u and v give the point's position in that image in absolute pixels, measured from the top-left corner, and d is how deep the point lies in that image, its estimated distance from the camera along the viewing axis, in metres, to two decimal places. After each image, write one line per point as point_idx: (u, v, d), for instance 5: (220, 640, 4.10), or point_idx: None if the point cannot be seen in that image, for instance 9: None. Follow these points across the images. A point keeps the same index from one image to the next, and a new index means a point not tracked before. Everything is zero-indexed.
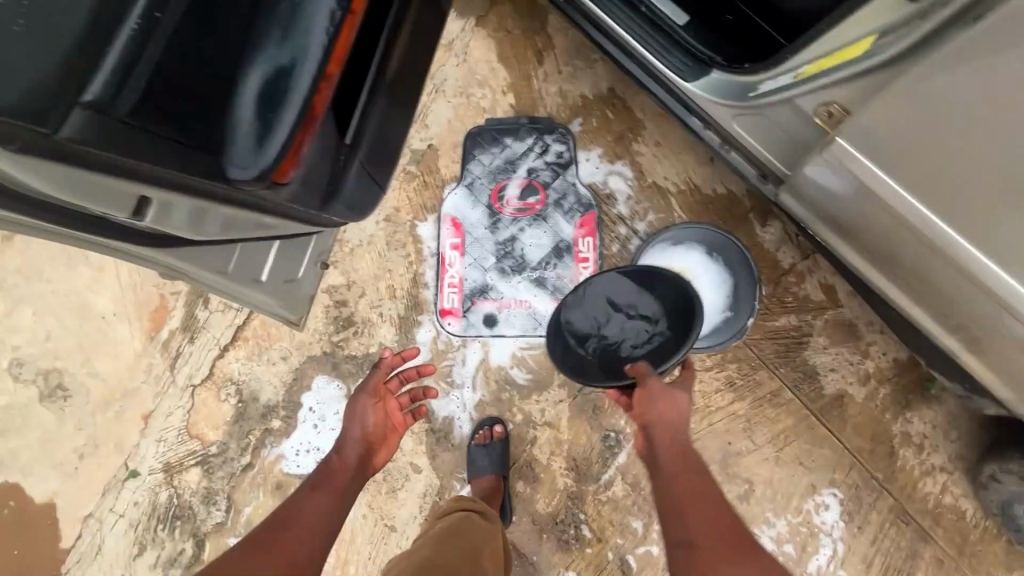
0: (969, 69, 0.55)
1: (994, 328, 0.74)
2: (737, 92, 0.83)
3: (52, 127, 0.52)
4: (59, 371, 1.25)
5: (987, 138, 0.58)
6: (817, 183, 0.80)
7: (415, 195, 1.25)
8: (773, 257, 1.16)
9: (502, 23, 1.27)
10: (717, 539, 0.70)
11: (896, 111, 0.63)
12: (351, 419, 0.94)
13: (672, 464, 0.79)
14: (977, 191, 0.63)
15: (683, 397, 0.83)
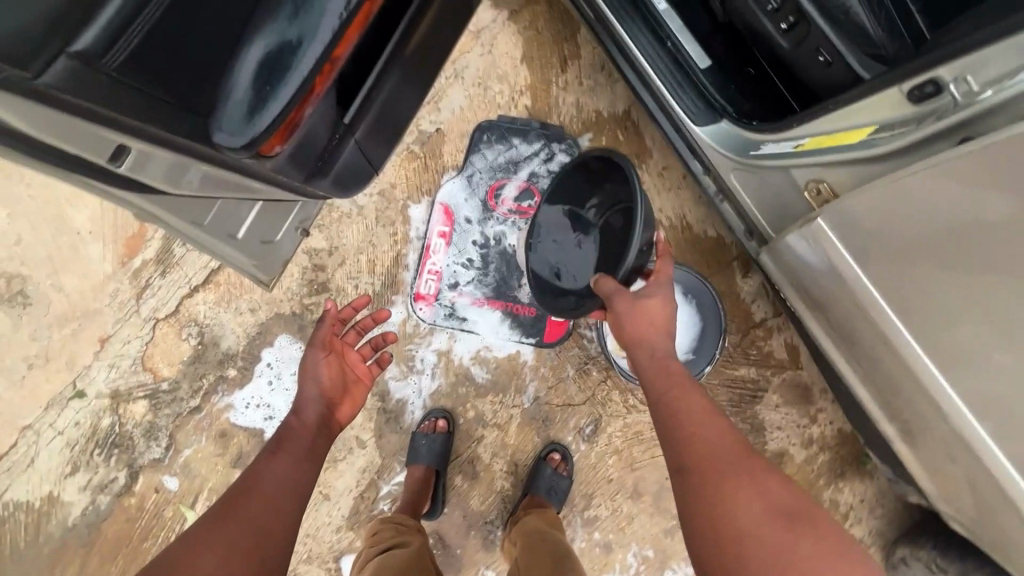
0: (953, 183, 0.59)
1: (930, 427, 0.78)
2: (739, 147, 0.85)
3: (34, 73, 0.53)
4: (23, 279, 1.23)
5: (960, 249, 0.62)
6: (795, 253, 0.83)
7: (413, 175, 1.24)
8: (747, 308, 1.18)
9: (534, 21, 1.26)
10: (709, 454, 0.68)
11: (883, 202, 0.67)
12: (304, 379, 0.93)
13: (657, 377, 0.79)
14: (938, 293, 0.67)
15: (653, 303, 0.82)
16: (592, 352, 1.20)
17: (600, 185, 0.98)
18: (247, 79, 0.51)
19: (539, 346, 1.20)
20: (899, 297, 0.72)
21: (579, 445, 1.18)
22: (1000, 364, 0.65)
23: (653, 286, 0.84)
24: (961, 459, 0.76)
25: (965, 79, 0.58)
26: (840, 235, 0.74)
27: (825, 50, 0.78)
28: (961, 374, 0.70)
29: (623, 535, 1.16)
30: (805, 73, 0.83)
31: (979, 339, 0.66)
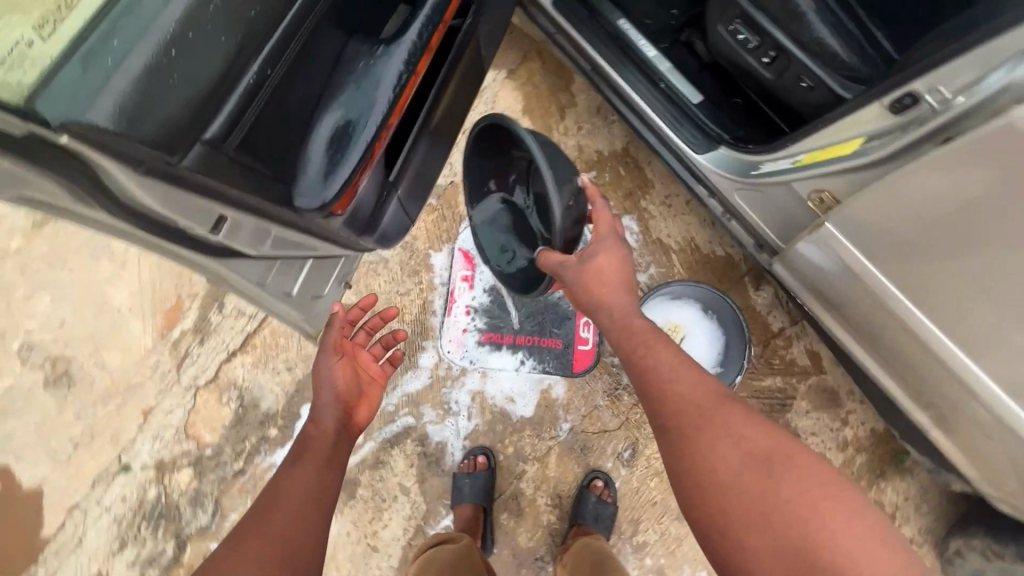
0: (927, 173, 0.66)
1: (960, 408, 0.83)
2: (740, 169, 0.92)
3: (178, 157, 0.51)
4: (67, 359, 1.28)
5: (950, 233, 0.69)
6: (806, 258, 0.90)
7: (433, 226, 1.32)
8: (764, 319, 1.22)
9: (531, 77, 1.37)
10: (684, 409, 0.73)
11: (869, 202, 0.74)
12: (319, 386, 0.93)
13: (614, 336, 0.84)
14: (940, 278, 0.73)
15: (602, 261, 0.85)
16: (620, 377, 1.24)
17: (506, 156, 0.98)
18: (321, 151, 0.60)
19: (568, 376, 1.24)
20: (908, 287, 0.78)
21: (620, 470, 1.20)
22: (1017, 343, 0.70)
23: (599, 241, 0.87)
24: (996, 437, 0.80)
25: (938, 89, 0.65)
26: (846, 236, 0.81)
27: (807, 78, 0.87)
28: (983, 357, 0.75)
29: (674, 559, 1.16)
30: (792, 97, 0.92)
31: (989, 318, 0.71)
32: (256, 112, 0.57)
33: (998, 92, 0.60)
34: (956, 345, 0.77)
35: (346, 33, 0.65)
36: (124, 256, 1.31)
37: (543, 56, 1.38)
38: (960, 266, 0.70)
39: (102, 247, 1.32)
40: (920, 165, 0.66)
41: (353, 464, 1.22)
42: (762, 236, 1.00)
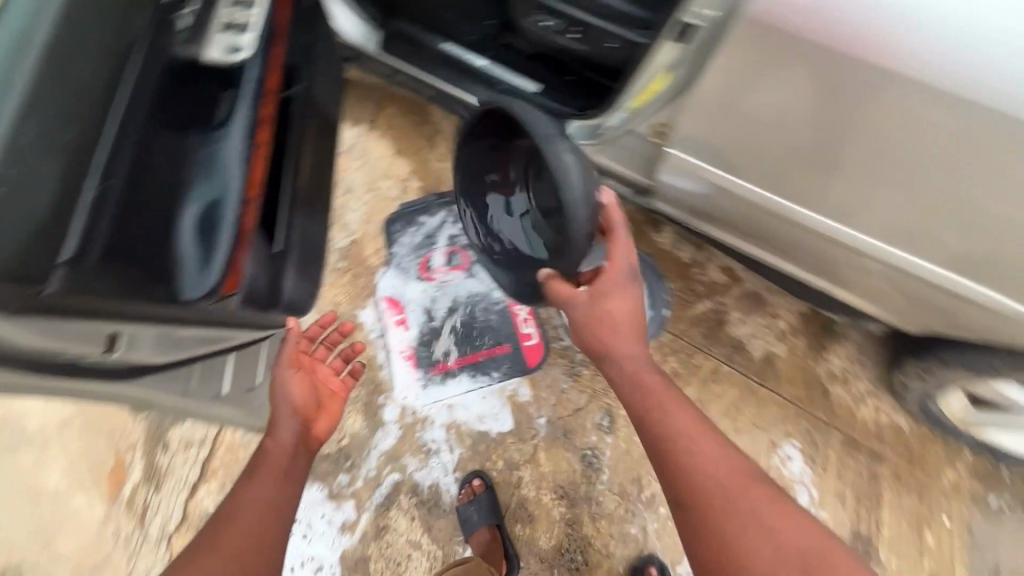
0: (732, 86, 0.76)
1: (852, 266, 0.94)
2: (586, 134, 1.01)
3: (45, 285, 0.53)
4: (16, 566, 1.17)
5: (773, 130, 0.79)
6: (674, 186, 1.02)
7: (351, 286, 1.34)
8: (675, 255, 1.33)
9: (391, 121, 1.44)
10: (708, 491, 0.74)
11: (698, 123, 0.85)
12: (275, 398, 0.92)
13: (625, 384, 0.87)
14: (786, 166, 0.84)
15: (613, 305, 0.85)
16: (575, 356, 1.29)
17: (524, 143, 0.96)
18: (192, 243, 0.70)
19: (527, 374, 1.28)
20: (764, 183, 0.89)
21: (606, 439, 1.24)
22: (867, 196, 0.80)
23: (610, 279, 0.86)
24: (883, 276, 0.91)
25: (701, 13, 0.70)
26: (695, 157, 0.91)
27: (605, 39, 0.97)
28: (846, 218, 0.86)
29: None
30: (606, 58, 1.02)
31: (836, 187, 0.82)
32: (109, 225, 0.60)
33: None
34: (821, 216, 0.88)
35: (174, 129, 0.67)
36: (46, 436, 1.23)
37: (395, 100, 1.45)
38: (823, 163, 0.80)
39: (19, 436, 1.24)
40: (755, 96, 0.75)
41: (356, 542, 1.19)
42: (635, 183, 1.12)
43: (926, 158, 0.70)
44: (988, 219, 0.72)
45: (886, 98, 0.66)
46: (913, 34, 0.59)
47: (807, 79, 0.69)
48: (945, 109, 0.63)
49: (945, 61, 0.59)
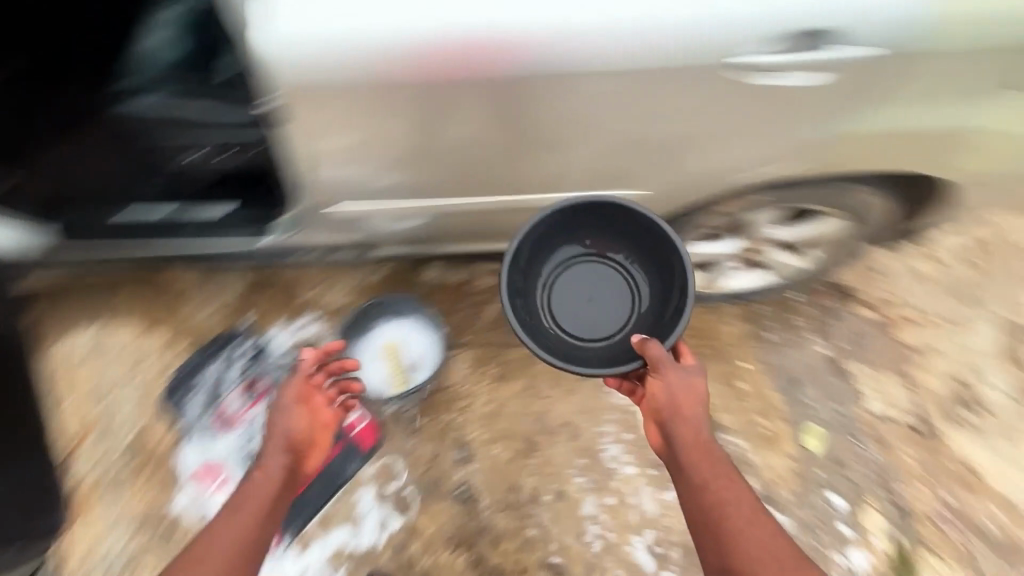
0: (366, 136, 0.86)
1: (568, 219, 1.09)
2: (287, 224, 1.10)
3: None
4: None
5: (426, 153, 0.90)
6: (392, 228, 1.15)
7: (156, 481, 1.30)
8: (449, 283, 1.40)
9: (124, 303, 1.38)
10: (758, 557, 0.89)
11: (365, 174, 0.95)
12: (273, 431, 0.99)
13: (686, 453, 0.97)
14: (462, 173, 0.95)
15: (698, 388, 0.98)
16: (407, 418, 1.32)
17: (603, 229, 1.07)
18: None
19: (369, 459, 1.29)
20: (457, 193, 1.01)
21: (470, 471, 1.29)
22: (529, 167, 0.94)
23: (691, 372, 0.99)
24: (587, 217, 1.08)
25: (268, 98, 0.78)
26: (386, 197, 1.02)
27: (248, 147, 1.03)
28: (530, 189, 1.00)
29: (560, 476, 1.29)
30: (238, 160, 1.04)
31: (506, 171, 0.95)
32: None
33: (284, 75, 0.74)
34: (516, 196, 1.02)
35: None
36: None
37: (118, 281, 1.39)
38: (518, 155, 0.91)
39: None
40: (400, 134, 0.86)
41: None
42: (368, 242, 1.21)
43: (570, 119, 0.84)
44: (643, 136, 0.87)
45: (470, 91, 0.78)
46: (463, 41, 0.72)
47: (441, 107, 0.81)
48: (540, 81, 0.77)
49: (514, 41, 0.72)
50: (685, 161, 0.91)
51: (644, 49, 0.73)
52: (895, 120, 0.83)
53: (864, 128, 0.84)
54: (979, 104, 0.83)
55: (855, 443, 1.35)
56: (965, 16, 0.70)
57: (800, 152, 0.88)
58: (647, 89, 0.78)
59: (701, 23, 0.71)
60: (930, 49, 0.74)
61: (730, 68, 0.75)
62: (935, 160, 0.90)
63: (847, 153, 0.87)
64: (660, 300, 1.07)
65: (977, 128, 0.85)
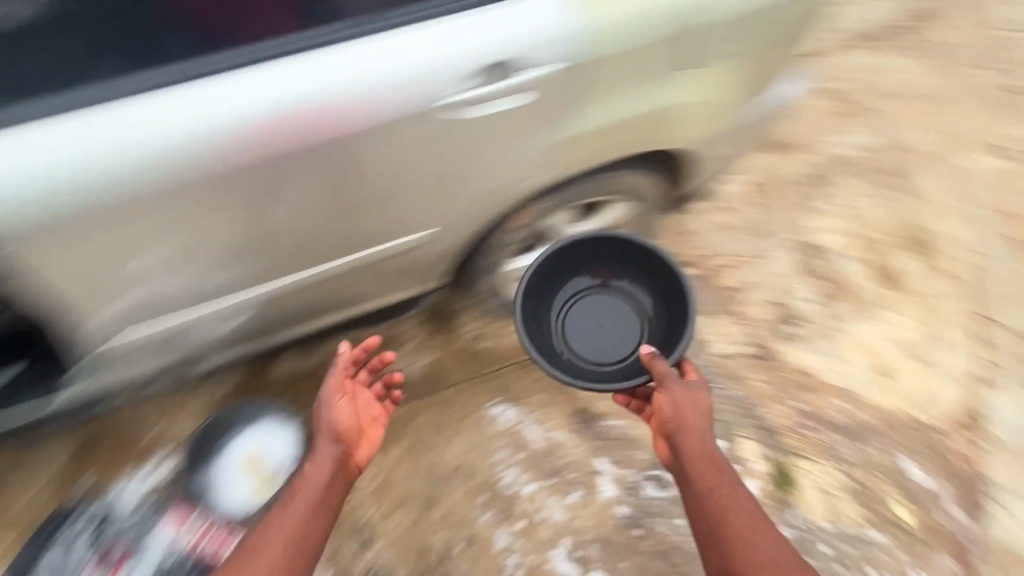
0: (145, 253, 0.88)
1: (396, 266, 1.15)
2: (87, 368, 1.06)
3: None
4: None
5: (218, 250, 0.94)
6: (222, 330, 1.14)
7: None
8: (304, 369, 1.38)
9: None
10: (757, 558, 0.89)
11: (165, 288, 0.97)
12: (321, 416, 1.04)
13: (689, 464, 1.01)
14: (266, 257, 1.00)
15: (698, 399, 1.05)
16: None
17: (605, 261, 1.25)
18: None
19: None
20: (274, 275, 1.06)
21: (375, 551, 1.27)
22: (327, 234, 1.00)
23: (695, 386, 1.07)
24: (413, 259, 1.14)
25: None
26: (201, 303, 1.04)
27: None
28: (343, 251, 1.06)
29: (465, 521, 1.29)
30: None
31: (308, 243, 1.00)
32: None
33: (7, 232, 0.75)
34: (334, 260, 1.08)
35: None
36: None
37: None
38: (316, 221, 0.96)
39: None
40: (180, 240, 0.89)
41: None
42: (204, 352, 1.19)
43: (339, 184, 0.91)
44: (415, 180, 0.95)
45: (228, 185, 0.83)
46: (201, 147, 0.77)
47: (208, 205, 0.85)
48: (290, 159, 0.83)
49: (250, 129, 0.78)
50: (461, 190, 1.01)
51: (363, 113, 0.81)
52: (603, 113, 0.97)
53: (581, 127, 0.97)
54: (663, 86, 0.99)
55: (714, 387, 1.49)
56: (612, 24, 0.85)
57: (565, 151, 1.00)
58: (390, 143, 0.86)
59: (400, 80, 0.80)
60: (600, 55, 0.87)
61: (444, 108, 0.85)
62: (653, 135, 1.07)
63: (579, 149, 1.01)
64: (663, 332, 1.22)
65: (670, 104, 1.02)
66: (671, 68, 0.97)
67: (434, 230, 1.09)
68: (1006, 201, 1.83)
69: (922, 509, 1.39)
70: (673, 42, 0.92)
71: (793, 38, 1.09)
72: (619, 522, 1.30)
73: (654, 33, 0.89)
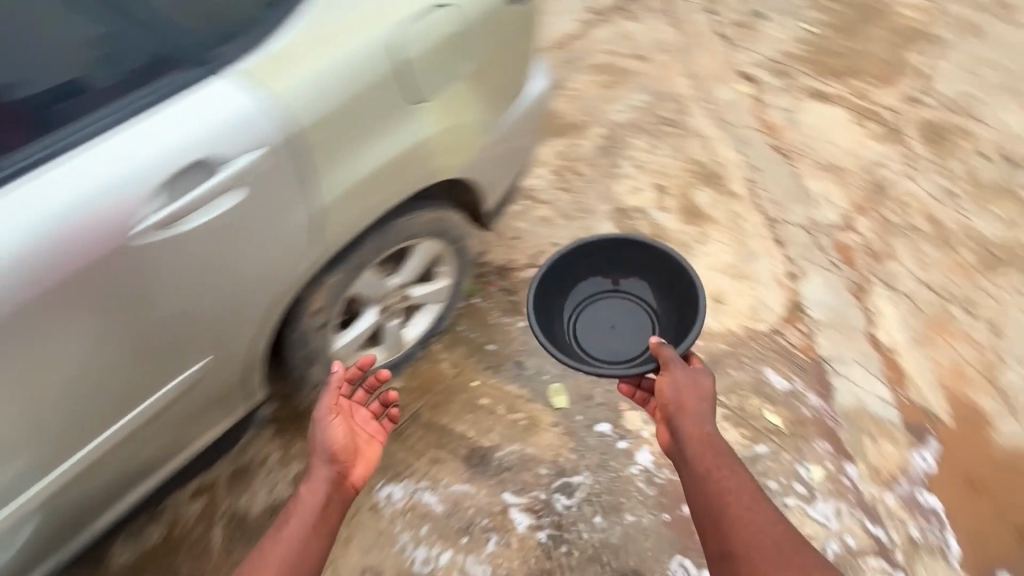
0: None
1: (201, 397, 1.00)
2: None
3: None
4: None
5: None
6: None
7: None
8: (146, 546, 1.24)
9: None
10: (758, 541, 0.91)
11: None
12: (315, 439, 0.98)
13: (689, 449, 1.05)
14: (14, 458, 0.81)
15: (701, 387, 1.10)
16: None
17: (615, 263, 1.36)
18: None
19: None
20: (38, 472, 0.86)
21: None
22: (83, 401, 0.83)
23: (697, 375, 1.11)
24: (219, 381, 1.00)
25: None
26: None
27: None
28: (120, 410, 0.89)
29: None
30: None
31: (64, 420, 0.83)
32: None
33: None
34: (114, 425, 0.90)
35: None
36: None
37: None
38: (60, 394, 0.80)
39: None
40: None
41: None
42: None
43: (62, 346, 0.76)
44: (162, 308, 0.82)
45: None
46: None
47: None
48: None
49: None
50: (217, 309, 0.88)
51: (35, 268, 0.68)
52: (355, 169, 0.90)
53: (338, 190, 0.89)
54: (412, 122, 0.94)
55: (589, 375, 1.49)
56: (311, 83, 0.79)
57: (333, 215, 0.91)
58: (102, 280, 0.74)
59: (61, 223, 0.68)
60: (316, 117, 0.81)
61: (145, 234, 0.74)
62: (427, 171, 1.01)
63: (347, 213, 0.92)
64: (675, 325, 1.29)
65: (429, 137, 0.98)
66: (411, 103, 0.92)
67: (209, 358, 0.95)
68: (761, 119, 2.13)
69: (789, 408, 1.45)
70: (396, 80, 0.88)
71: (521, 38, 1.09)
72: (544, 548, 1.28)
73: (368, 76, 0.84)
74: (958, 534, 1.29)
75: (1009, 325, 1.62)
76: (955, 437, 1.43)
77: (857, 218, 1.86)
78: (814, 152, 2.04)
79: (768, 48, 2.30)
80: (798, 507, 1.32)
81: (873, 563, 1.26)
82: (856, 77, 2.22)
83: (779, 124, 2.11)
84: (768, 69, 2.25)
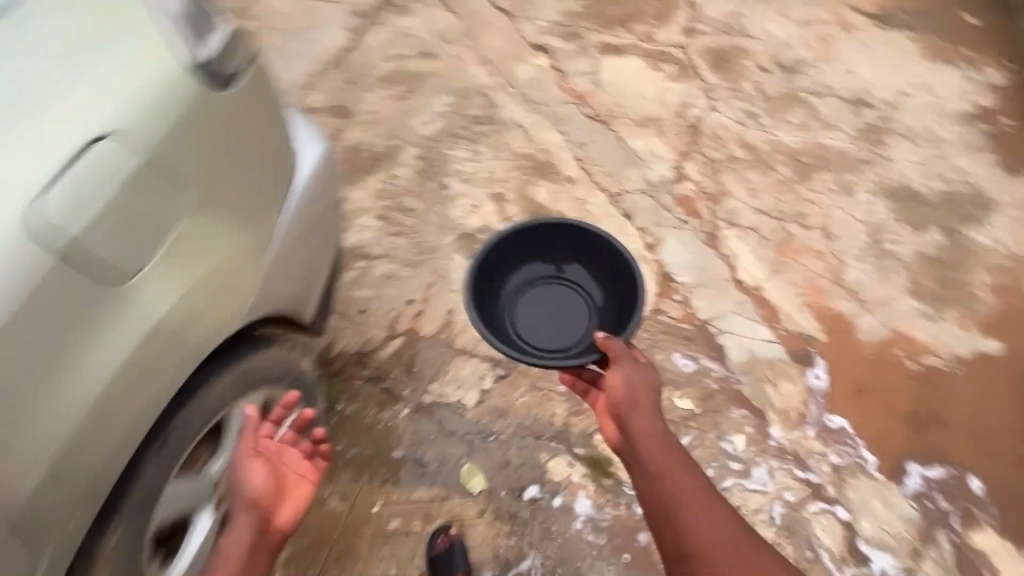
0: None
1: None
2: None
3: None
4: None
5: None
6: None
7: None
8: None
9: None
10: (716, 547, 0.89)
11: None
12: (237, 484, 0.94)
13: (642, 451, 1.00)
14: None
15: (645, 384, 1.04)
16: None
17: (559, 246, 1.23)
18: None
19: None
20: None
21: None
22: None
23: (641, 364, 1.06)
24: None
25: None
26: None
27: None
28: None
29: None
30: None
31: None
32: None
33: None
34: None
35: None
36: None
37: None
38: None
39: None
40: None
41: None
42: None
43: None
44: None
45: None
46: None
47: None
48: None
49: None
50: None
51: None
52: (73, 391, 0.69)
53: (67, 424, 0.70)
54: (135, 300, 0.73)
55: (498, 439, 1.34)
56: None
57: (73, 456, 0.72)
58: None
59: None
60: None
61: None
62: (191, 341, 0.80)
63: (91, 438, 0.72)
64: (615, 320, 1.20)
65: (174, 302, 0.77)
66: (116, 280, 0.71)
67: None
68: (567, 90, 2.04)
69: (695, 387, 1.42)
70: (77, 265, 0.67)
71: (255, 127, 0.85)
72: None
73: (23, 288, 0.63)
74: (868, 444, 1.37)
75: (837, 225, 1.74)
76: (834, 350, 1.50)
77: (687, 165, 1.88)
78: (627, 109, 2.01)
79: (550, 11, 2.20)
80: (736, 485, 1.31)
81: (815, 508, 1.29)
82: (636, 20, 2.18)
83: (587, 90, 2.05)
84: (557, 33, 2.15)
